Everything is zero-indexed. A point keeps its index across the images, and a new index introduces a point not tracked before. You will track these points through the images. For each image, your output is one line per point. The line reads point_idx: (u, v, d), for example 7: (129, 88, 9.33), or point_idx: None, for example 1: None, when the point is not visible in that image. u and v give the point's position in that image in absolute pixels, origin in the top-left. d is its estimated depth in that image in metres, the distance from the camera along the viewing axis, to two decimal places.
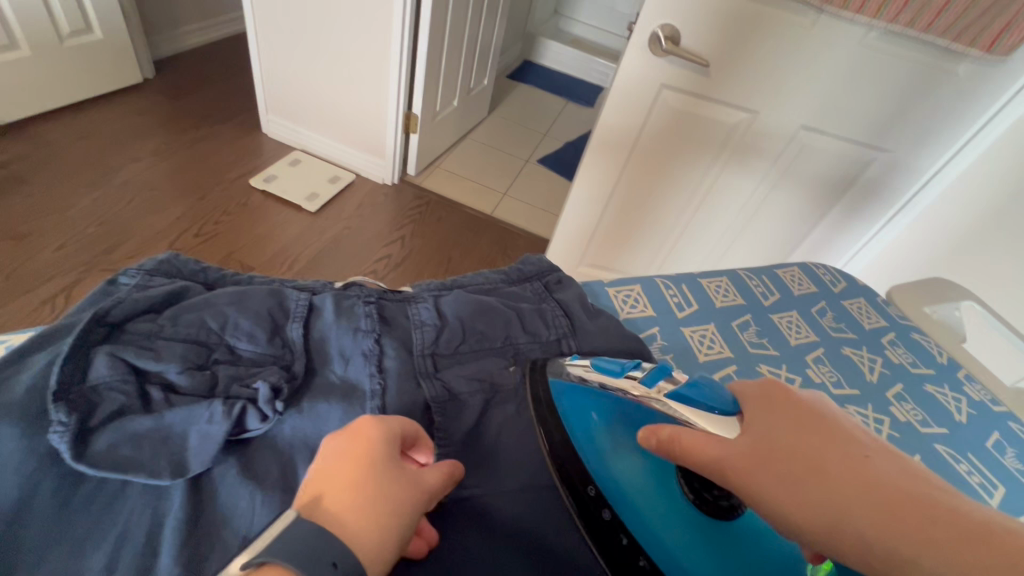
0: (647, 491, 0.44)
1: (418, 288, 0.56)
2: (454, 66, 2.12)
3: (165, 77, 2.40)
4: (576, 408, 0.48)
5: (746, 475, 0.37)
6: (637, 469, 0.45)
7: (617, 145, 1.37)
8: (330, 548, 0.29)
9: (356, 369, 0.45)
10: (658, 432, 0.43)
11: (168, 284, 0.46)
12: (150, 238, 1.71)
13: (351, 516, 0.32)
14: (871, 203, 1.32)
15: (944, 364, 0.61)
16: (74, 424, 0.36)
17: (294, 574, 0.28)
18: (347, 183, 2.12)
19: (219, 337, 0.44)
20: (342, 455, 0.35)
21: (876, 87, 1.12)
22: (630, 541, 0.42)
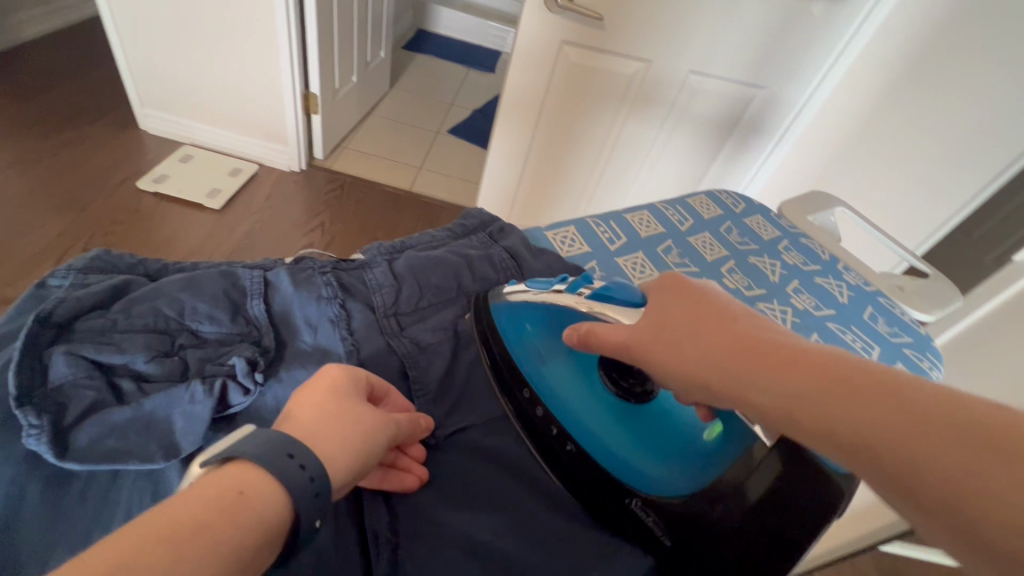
0: (575, 389, 0.51)
1: (370, 252, 0.57)
2: (347, 39, 2.03)
3: (5, 76, 2.08)
4: (511, 322, 0.55)
5: (644, 349, 0.42)
6: (561, 368, 0.53)
7: (527, 105, 1.41)
8: (295, 447, 0.31)
9: (327, 335, 0.47)
10: (576, 329, 0.49)
11: (107, 280, 0.46)
12: (27, 260, 1.52)
13: (317, 428, 0.34)
14: (756, 138, 1.46)
15: (827, 260, 0.72)
16: (49, 425, 0.36)
17: (258, 466, 0.30)
18: (250, 175, 1.99)
19: (179, 323, 0.45)
20: (311, 386, 0.38)
21: (749, 30, 1.24)
22: (558, 432, 0.49)
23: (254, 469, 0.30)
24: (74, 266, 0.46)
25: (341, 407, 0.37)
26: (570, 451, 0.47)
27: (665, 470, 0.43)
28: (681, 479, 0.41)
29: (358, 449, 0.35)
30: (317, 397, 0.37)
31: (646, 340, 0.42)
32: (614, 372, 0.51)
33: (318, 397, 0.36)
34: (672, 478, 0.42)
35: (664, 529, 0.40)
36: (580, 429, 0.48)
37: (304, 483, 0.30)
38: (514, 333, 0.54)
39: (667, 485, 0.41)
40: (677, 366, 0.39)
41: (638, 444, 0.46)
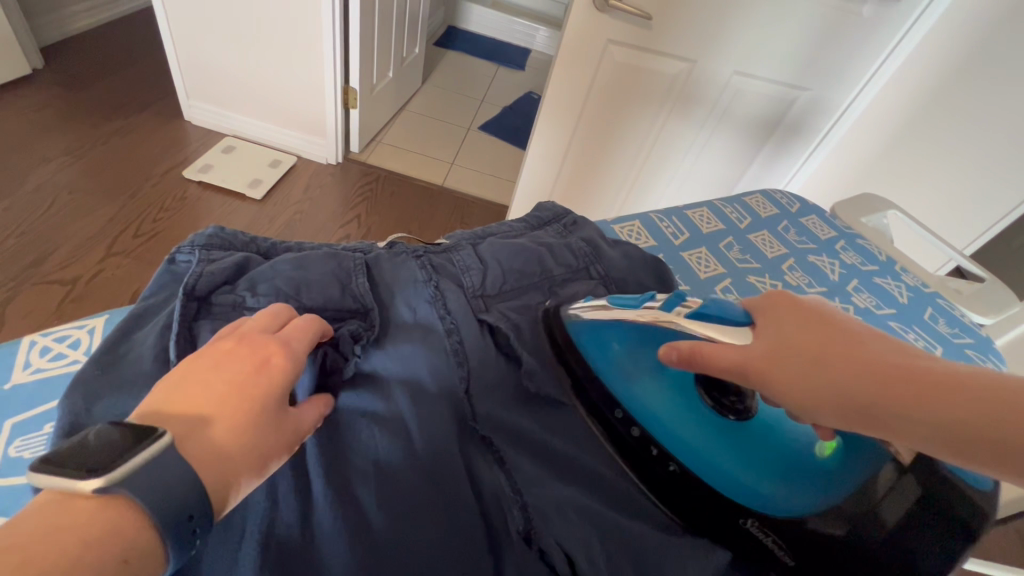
0: (667, 405, 0.52)
1: (455, 238, 0.61)
2: (386, 35, 2.07)
3: (57, 66, 2.16)
4: (596, 340, 0.56)
5: (757, 373, 0.41)
6: (652, 386, 0.54)
7: (568, 102, 1.43)
8: (191, 491, 0.29)
9: (426, 313, 0.52)
10: (677, 348, 0.48)
11: (228, 256, 0.50)
12: (84, 244, 1.58)
13: (222, 433, 0.32)
14: (797, 139, 1.46)
15: (884, 261, 0.73)
16: None
17: (140, 509, 0.27)
18: (289, 166, 2.04)
19: (298, 299, 0.49)
20: (227, 375, 0.35)
21: (795, 32, 1.24)
22: (659, 452, 0.51)
23: (131, 513, 0.27)
24: (198, 242, 0.50)
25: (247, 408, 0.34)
26: (672, 470, 0.50)
27: (786, 492, 0.45)
28: (800, 504, 0.44)
29: (259, 444, 0.34)
30: (229, 389, 0.35)
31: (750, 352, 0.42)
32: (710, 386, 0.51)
33: (228, 391, 0.34)
34: (793, 501, 0.44)
35: (785, 550, 0.43)
36: (673, 439, 0.51)
37: (186, 529, 0.29)
38: (602, 352, 0.56)
39: (788, 509, 0.44)
40: (784, 374, 0.39)
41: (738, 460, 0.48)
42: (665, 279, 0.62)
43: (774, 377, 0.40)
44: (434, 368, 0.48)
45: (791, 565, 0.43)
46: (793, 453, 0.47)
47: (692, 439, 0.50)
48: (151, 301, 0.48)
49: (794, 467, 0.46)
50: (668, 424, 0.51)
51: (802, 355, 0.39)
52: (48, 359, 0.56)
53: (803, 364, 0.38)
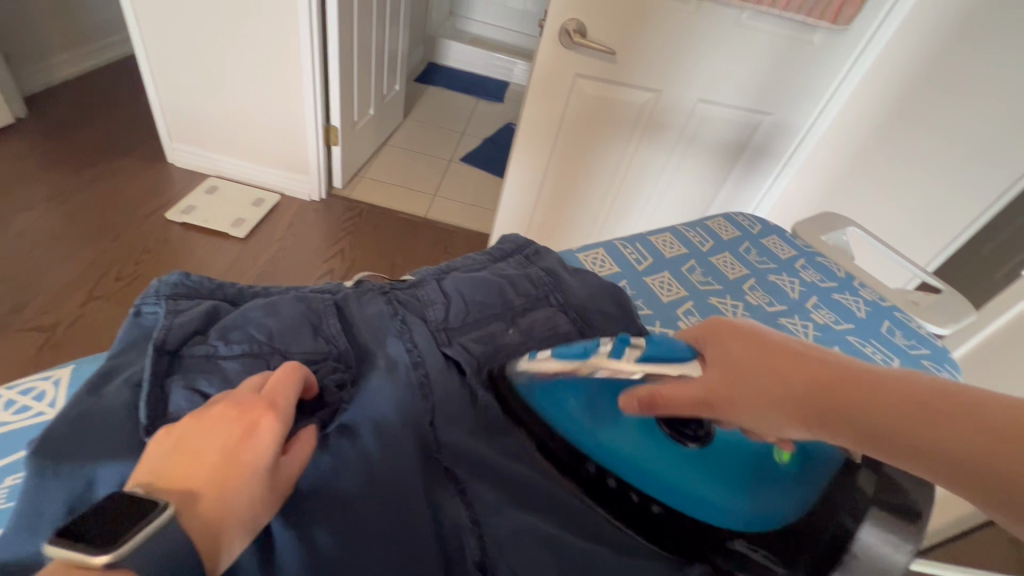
0: (625, 437, 0.55)
1: (420, 274, 0.63)
2: (366, 75, 2.13)
3: (41, 114, 2.19)
4: (547, 396, 0.57)
5: (719, 399, 0.47)
6: (609, 420, 0.56)
7: (542, 133, 1.47)
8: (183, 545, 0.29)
9: (394, 352, 0.53)
10: (637, 395, 0.52)
11: (196, 305, 0.51)
12: (64, 289, 1.58)
13: (204, 491, 0.33)
14: (764, 160, 1.52)
15: (842, 277, 0.76)
16: None
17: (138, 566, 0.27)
18: (273, 204, 2.06)
19: (269, 347, 0.49)
20: (216, 439, 0.35)
21: (753, 61, 1.30)
22: (617, 483, 0.54)
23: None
24: (163, 291, 0.51)
25: (240, 475, 0.34)
26: (635, 501, 0.53)
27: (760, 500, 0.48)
28: (778, 511, 0.47)
29: (244, 497, 0.34)
30: (219, 459, 0.34)
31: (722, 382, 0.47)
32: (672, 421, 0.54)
33: (216, 460, 0.34)
34: (769, 507, 0.47)
35: (775, 562, 0.45)
36: (632, 471, 0.53)
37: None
38: (553, 403, 0.57)
39: (770, 517, 0.47)
40: (754, 403, 0.44)
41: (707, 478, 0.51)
42: (623, 301, 0.64)
43: (734, 400, 0.45)
44: (401, 406, 0.48)
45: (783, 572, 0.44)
46: (756, 467, 0.51)
47: (654, 464, 0.53)
48: (118, 353, 0.48)
49: (756, 480, 0.50)
50: (630, 456, 0.54)
51: (763, 380, 0.44)
52: (11, 412, 0.56)
53: (758, 379, 0.44)
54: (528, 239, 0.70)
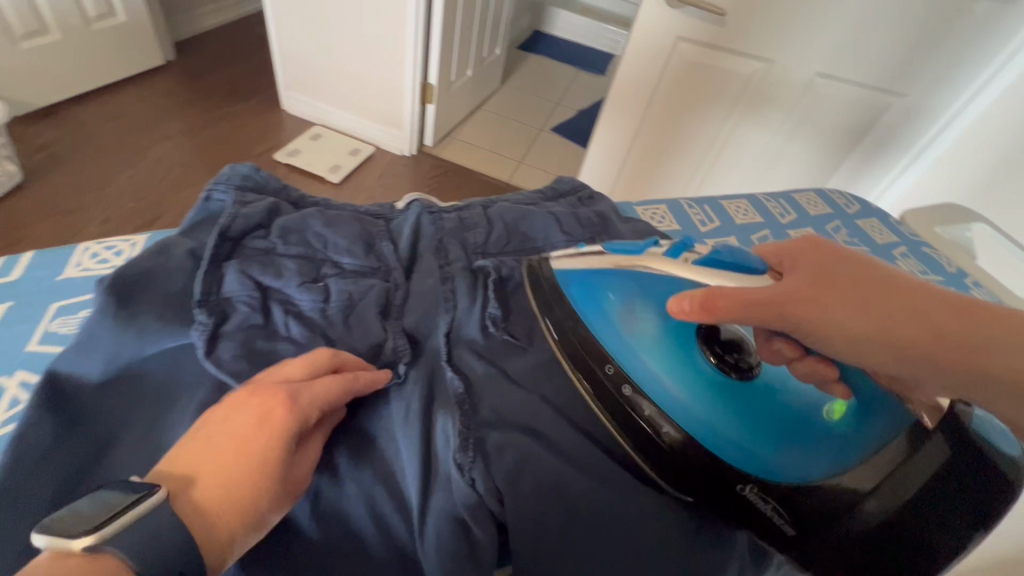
0: (674, 377, 0.52)
1: (470, 201, 0.69)
2: (467, 35, 2.15)
3: (185, 58, 2.47)
4: (582, 290, 0.59)
5: (796, 305, 0.46)
6: (652, 340, 0.54)
7: (634, 101, 1.41)
8: (172, 538, 0.34)
9: (427, 274, 0.61)
10: (691, 295, 0.50)
11: (261, 201, 0.60)
12: (185, 211, 1.79)
13: (207, 488, 0.38)
14: (886, 149, 1.35)
15: (952, 273, 0.65)
16: (212, 325, 0.49)
17: (124, 558, 0.32)
18: (368, 155, 2.18)
19: (322, 253, 0.59)
20: (229, 436, 0.40)
21: (889, 32, 1.13)
22: (670, 431, 0.51)
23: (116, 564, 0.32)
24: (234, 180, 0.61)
25: (242, 468, 0.39)
26: (665, 434, 0.51)
27: (800, 457, 0.48)
28: (818, 471, 0.47)
29: (245, 489, 0.38)
30: (230, 450, 0.39)
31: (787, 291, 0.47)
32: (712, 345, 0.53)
33: (229, 451, 0.39)
34: (806, 466, 0.47)
35: (787, 520, 0.47)
36: (679, 413, 0.52)
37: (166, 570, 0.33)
38: (595, 303, 0.57)
39: (799, 475, 0.47)
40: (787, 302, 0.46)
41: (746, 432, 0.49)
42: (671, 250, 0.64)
43: (811, 318, 0.45)
44: (419, 320, 0.57)
45: (791, 534, 0.47)
46: (797, 419, 0.49)
47: (686, 399, 0.52)
48: (190, 228, 0.59)
49: (808, 433, 0.48)
50: (681, 401, 0.52)
51: (825, 301, 0.45)
52: (97, 261, 0.68)
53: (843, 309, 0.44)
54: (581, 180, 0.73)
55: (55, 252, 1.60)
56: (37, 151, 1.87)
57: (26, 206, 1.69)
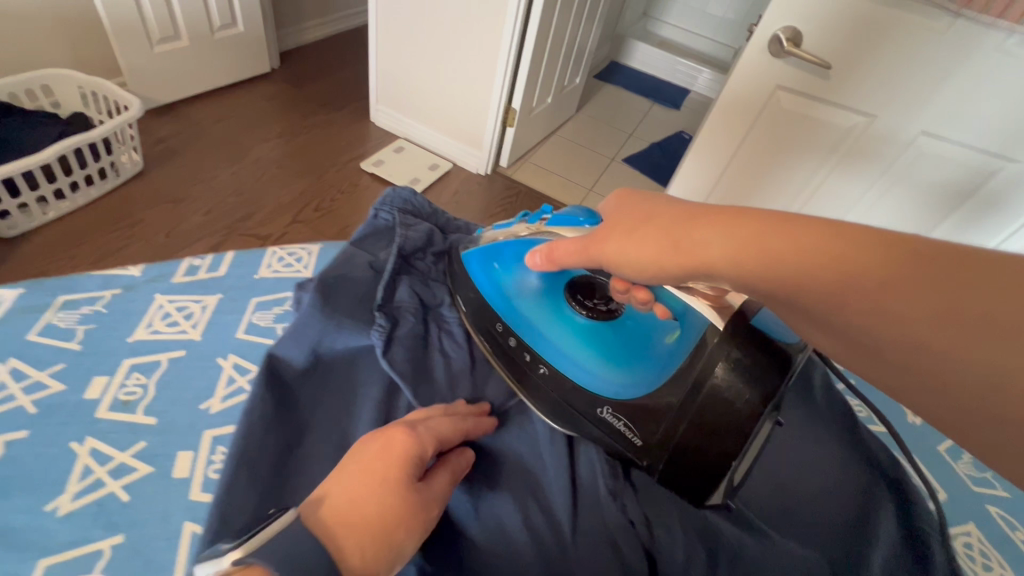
0: (548, 329, 0.77)
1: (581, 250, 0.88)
2: (553, 64, 2.22)
3: (288, 67, 2.67)
4: (484, 266, 0.85)
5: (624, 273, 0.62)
6: (532, 305, 0.80)
7: (722, 143, 1.41)
8: (317, 549, 0.43)
9: None
10: (536, 254, 0.76)
11: (418, 230, 0.92)
12: (278, 210, 1.92)
13: (348, 507, 0.48)
14: (994, 214, 1.27)
15: None
16: (386, 328, 0.74)
17: (271, 567, 0.40)
18: (445, 171, 2.27)
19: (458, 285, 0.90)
20: (363, 465, 0.51)
21: (1011, 95, 1.08)
22: (544, 368, 0.75)
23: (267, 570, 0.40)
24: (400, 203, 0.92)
25: (376, 489, 0.49)
26: (541, 371, 0.76)
27: (623, 382, 0.68)
28: (630, 388, 0.67)
29: (377, 506, 0.48)
30: (365, 475, 0.50)
31: (601, 232, 0.61)
32: (576, 293, 0.79)
33: (364, 475, 0.50)
34: (626, 387, 0.68)
35: (633, 432, 0.65)
36: (553, 357, 0.75)
37: (324, 563, 0.42)
38: (489, 276, 0.84)
39: (620, 392, 0.68)
40: None
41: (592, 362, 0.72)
42: None
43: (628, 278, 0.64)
44: None
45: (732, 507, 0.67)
46: (626, 352, 0.71)
47: (556, 344, 0.76)
48: (365, 236, 0.90)
49: (635, 363, 0.69)
50: (555, 347, 0.76)
51: (631, 242, 0.55)
52: (281, 265, 0.97)
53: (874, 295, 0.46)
54: None
55: (163, 236, 1.75)
56: (156, 143, 2.07)
57: (142, 193, 1.87)
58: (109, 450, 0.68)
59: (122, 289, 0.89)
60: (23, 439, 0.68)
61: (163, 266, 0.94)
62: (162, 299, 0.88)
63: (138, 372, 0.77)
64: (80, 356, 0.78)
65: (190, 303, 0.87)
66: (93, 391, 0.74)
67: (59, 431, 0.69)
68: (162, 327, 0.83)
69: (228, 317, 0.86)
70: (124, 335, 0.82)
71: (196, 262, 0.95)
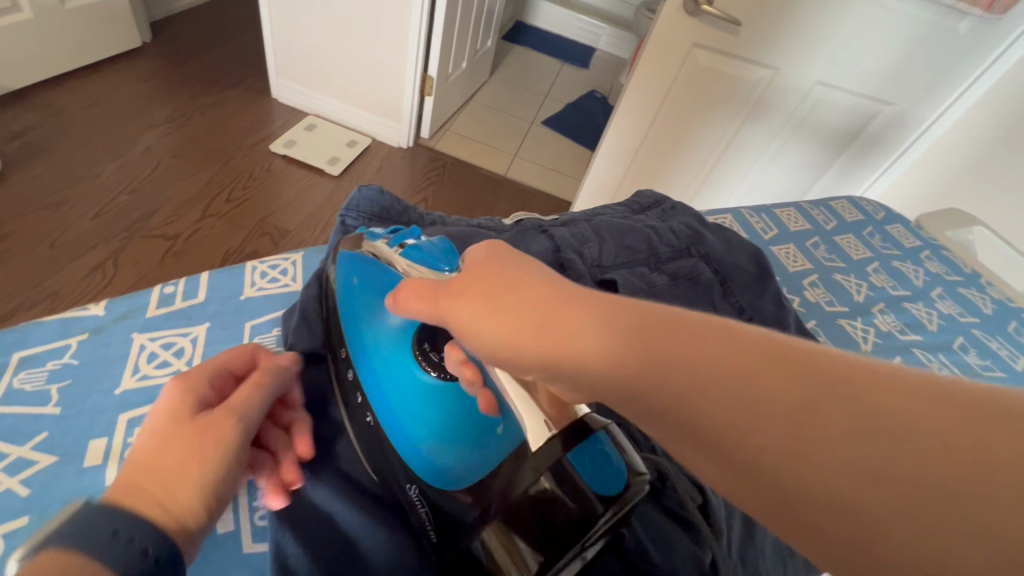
0: (383, 367, 0.58)
1: (576, 215, 0.76)
2: (464, 28, 2.14)
3: (163, 40, 2.35)
4: (347, 279, 0.64)
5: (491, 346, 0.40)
6: (385, 334, 0.59)
7: (646, 102, 1.46)
8: (118, 523, 0.35)
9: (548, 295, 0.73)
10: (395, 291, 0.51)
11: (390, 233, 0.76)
12: (181, 205, 1.73)
13: None
14: (878, 152, 1.45)
15: (907, 249, 0.91)
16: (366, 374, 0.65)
17: (75, 548, 0.33)
18: (364, 147, 2.16)
19: None
20: (57, 558, 0.32)
21: (887, 45, 1.23)
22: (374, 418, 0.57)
23: (72, 553, 0.33)
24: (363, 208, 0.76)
25: None
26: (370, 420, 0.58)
27: (455, 463, 0.51)
28: (459, 470, 0.51)
29: None
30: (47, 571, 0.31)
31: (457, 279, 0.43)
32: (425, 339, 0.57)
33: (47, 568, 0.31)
34: (454, 470, 0.51)
35: (437, 521, 0.50)
36: (382, 410, 0.57)
37: (132, 550, 0.34)
38: (347, 288, 0.64)
39: (449, 478, 0.51)
40: None
41: (434, 434, 0.53)
42: (755, 256, 0.76)
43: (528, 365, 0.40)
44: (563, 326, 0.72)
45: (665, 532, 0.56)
46: (470, 426, 0.52)
47: (391, 390, 0.57)
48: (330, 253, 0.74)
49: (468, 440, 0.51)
50: (391, 397, 0.56)
51: (490, 315, 0.38)
52: (267, 281, 0.80)
53: None
54: (666, 196, 0.82)
55: (45, 247, 1.52)
56: (12, 139, 1.75)
57: (5, 200, 1.59)
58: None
59: (88, 334, 0.67)
60: (44, 515, 0.52)
61: (130, 298, 0.73)
62: (140, 339, 0.68)
63: (140, 426, 0.60)
64: (65, 420, 0.59)
65: (175, 338, 0.69)
66: (94, 455, 0.56)
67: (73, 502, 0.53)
68: (152, 371, 0.65)
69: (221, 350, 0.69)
70: (109, 385, 0.63)
71: (167, 288, 0.75)
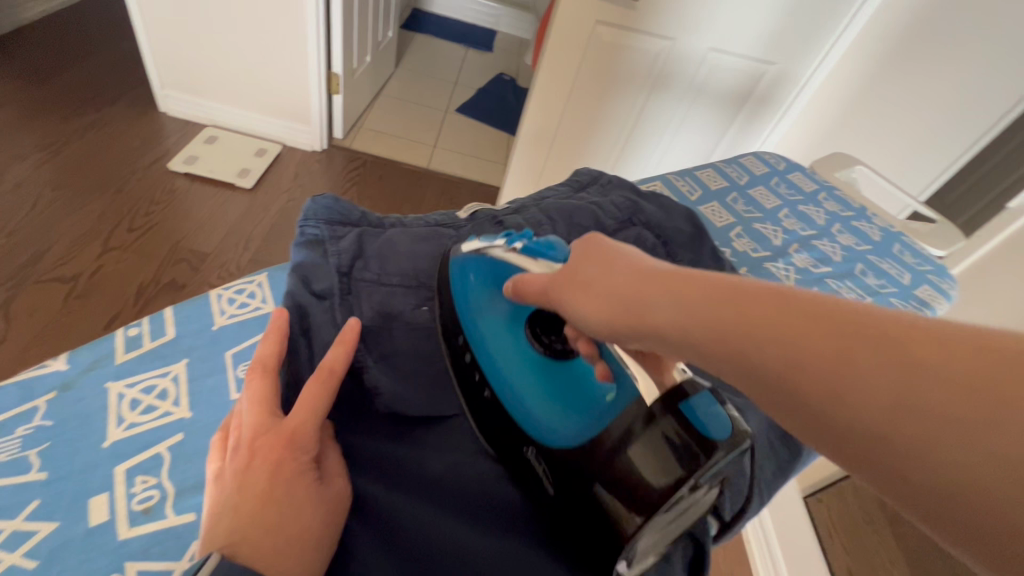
0: (510, 360, 0.59)
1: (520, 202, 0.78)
2: (364, 20, 2.07)
3: (14, 57, 2.07)
4: (461, 274, 0.64)
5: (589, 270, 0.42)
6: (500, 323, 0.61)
7: (558, 79, 1.51)
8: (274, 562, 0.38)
9: None
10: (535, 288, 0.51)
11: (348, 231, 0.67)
12: (78, 240, 1.57)
13: None
14: (766, 110, 1.60)
15: (807, 193, 1.03)
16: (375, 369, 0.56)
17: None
18: (275, 155, 2.04)
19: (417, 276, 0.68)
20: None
21: (762, 10, 1.36)
22: (490, 395, 0.57)
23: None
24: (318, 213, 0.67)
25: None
26: (487, 396, 0.57)
27: (568, 430, 0.50)
28: (570, 437, 0.49)
29: None
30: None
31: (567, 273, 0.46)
32: (537, 326, 0.61)
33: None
34: (565, 434, 0.50)
35: (549, 481, 0.48)
36: (503, 386, 0.56)
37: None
38: (462, 285, 0.63)
39: (555, 441, 0.49)
40: None
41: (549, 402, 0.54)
42: (691, 218, 0.84)
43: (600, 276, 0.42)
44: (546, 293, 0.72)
45: None
46: (587, 401, 0.53)
47: (516, 376, 0.57)
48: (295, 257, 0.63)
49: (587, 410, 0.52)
50: (511, 377, 0.57)
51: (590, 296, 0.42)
52: (237, 306, 0.76)
53: None
54: (599, 171, 0.87)
55: None
56: None
57: None
58: (163, 563, 0.50)
59: (57, 392, 0.63)
60: None
61: (94, 346, 0.68)
62: (116, 388, 0.64)
63: (141, 475, 0.57)
64: (55, 484, 0.55)
65: (154, 379, 0.65)
66: (99, 511, 0.53)
67: (88, 565, 0.49)
68: (138, 418, 0.61)
69: (208, 381, 0.67)
70: (95, 441, 0.59)
71: (130, 330, 0.70)
